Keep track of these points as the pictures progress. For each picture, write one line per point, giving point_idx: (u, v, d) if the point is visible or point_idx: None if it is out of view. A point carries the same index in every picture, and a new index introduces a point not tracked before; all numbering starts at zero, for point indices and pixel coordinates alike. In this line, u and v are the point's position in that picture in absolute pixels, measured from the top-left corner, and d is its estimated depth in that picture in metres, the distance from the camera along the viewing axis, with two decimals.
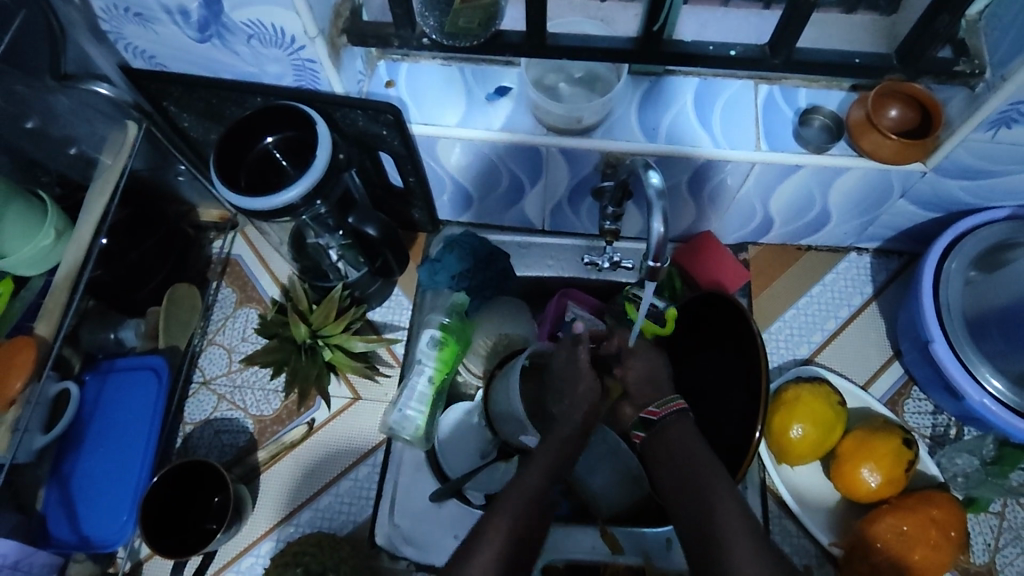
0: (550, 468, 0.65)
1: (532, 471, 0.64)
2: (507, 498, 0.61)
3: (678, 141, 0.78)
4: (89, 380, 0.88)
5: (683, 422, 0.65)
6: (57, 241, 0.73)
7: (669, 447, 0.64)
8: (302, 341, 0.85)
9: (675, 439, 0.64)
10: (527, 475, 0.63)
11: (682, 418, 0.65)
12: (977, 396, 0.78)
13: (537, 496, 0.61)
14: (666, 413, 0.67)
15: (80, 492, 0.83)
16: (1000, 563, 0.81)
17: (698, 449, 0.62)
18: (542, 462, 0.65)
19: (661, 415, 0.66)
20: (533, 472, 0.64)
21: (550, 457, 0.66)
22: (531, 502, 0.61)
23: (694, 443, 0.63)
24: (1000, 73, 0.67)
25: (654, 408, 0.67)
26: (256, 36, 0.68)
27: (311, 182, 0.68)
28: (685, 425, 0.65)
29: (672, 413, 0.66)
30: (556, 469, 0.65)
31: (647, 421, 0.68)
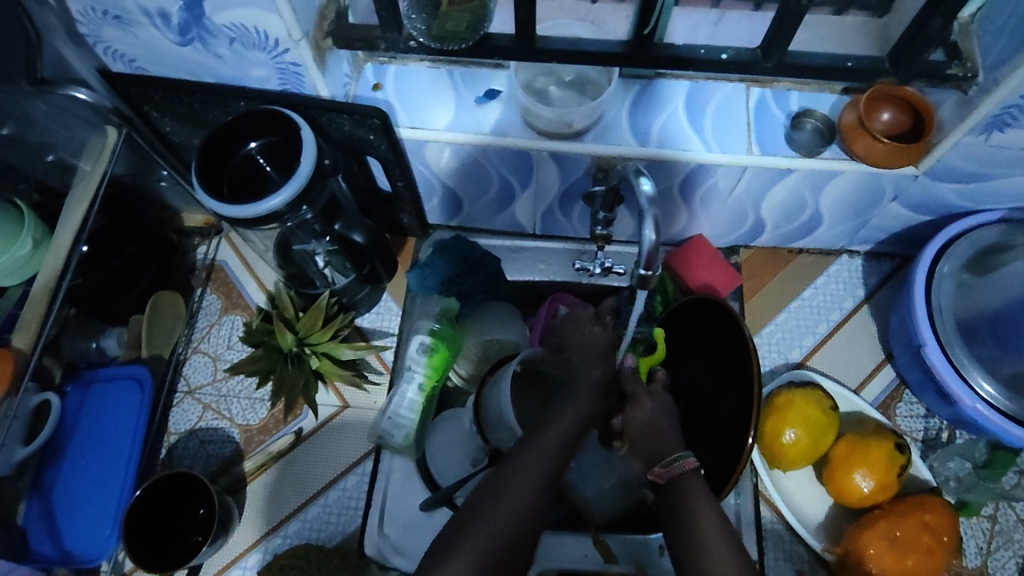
0: (561, 440, 0.62)
1: (542, 441, 0.61)
2: (518, 467, 0.58)
3: (669, 145, 0.77)
4: (69, 391, 0.86)
5: (693, 484, 0.61)
6: (35, 250, 0.71)
7: (673, 510, 0.60)
8: (289, 350, 0.83)
9: (681, 501, 0.60)
10: (535, 447, 0.61)
11: (691, 478, 0.61)
12: (970, 400, 0.78)
13: (551, 469, 0.59)
14: (670, 475, 0.62)
15: (62, 505, 0.81)
16: (992, 567, 0.81)
17: (702, 510, 0.59)
18: (555, 433, 0.62)
19: (667, 477, 0.62)
20: (545, 442, 0.61)
21: (563, 430, 0.63)
22: (543, 472, 0.58)
23: (700, 506, 0.59)
24: (993, 76, 0.67)
25: (658, 471, 0.63)
26: (239, 39, 0.66)
27: (294, 190, 0.66)
28: (695, 487, 0.60)
29: (680, 472, 0.62)
30: (568, 442, 0.62)
31: (655, 484, 0.63)
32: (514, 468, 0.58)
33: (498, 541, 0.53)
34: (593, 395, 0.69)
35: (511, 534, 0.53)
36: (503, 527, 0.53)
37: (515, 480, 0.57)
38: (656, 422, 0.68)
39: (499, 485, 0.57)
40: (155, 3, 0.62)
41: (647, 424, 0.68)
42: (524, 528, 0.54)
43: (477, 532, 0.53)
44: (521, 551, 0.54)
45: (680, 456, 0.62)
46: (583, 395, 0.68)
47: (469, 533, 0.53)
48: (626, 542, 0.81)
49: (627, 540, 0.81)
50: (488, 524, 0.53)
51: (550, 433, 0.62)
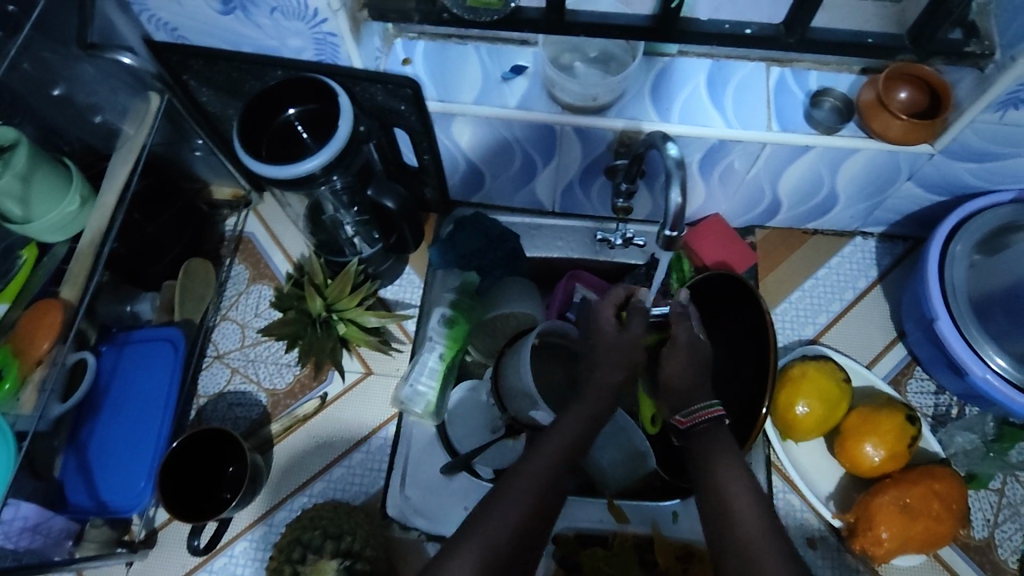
0: (573, 439, 0.62)
1: (554, 440, 0.61)
2: (527, 468, 0.58)
3: (691, 120, 0.79)
4: (105, 351, 0.88)
5: (714, 433, 0.63)
6: (82, 207, 0.74)
7: (697, 456, 0.62)
8: (318, 315, 0.86)
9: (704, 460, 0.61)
10: (546, 447, 0.61)
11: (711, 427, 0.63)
12: (980, 371, 0.79)
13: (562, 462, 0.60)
14: (693, 422, 0.64)
15: (97, 459, 0.84)
16: (999, 538, 0.83)
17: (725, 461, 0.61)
18: (565, 434, 0.62)
19: (690, 424, 0.65)
20: (554, 441, 0.61)
21: (573, 428, 0.63)
22: (551, 473, 0.58)
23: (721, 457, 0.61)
24: (1010, 54, 0.69)
25: (681, 417, 0.66)
26: (279, 8, 0.69)
27: (331, 154, 0.69)
28: (715, 436, 0.63)
29: (701, 422, 0.64)
30: (579, 442, 0.62)
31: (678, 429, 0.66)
32: (523, 467, 0.59)
33: (507, 537, 0.53)
34: (609, 382, 0.68)
35: (520, 529, 0.54)
36: (512, 523, 0.54)
37: (523, 480, 0.57)
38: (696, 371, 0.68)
39: (506, 484, 0.57)
40: None
41: (686, 374, 0.68)
42: (534, 526, 0.55)
43: (488, 528, 0.53)
44: (530, 548, 0.54)
45: (704, 405, 0.65)
46: (598, 387, 0.67)
47: (474, 530, 0.53)
48: (641, 508, 0.83)
49: (642, 507, 0.83)
50: (497, 522, 0.54)
51: (560, 432, 0.62)
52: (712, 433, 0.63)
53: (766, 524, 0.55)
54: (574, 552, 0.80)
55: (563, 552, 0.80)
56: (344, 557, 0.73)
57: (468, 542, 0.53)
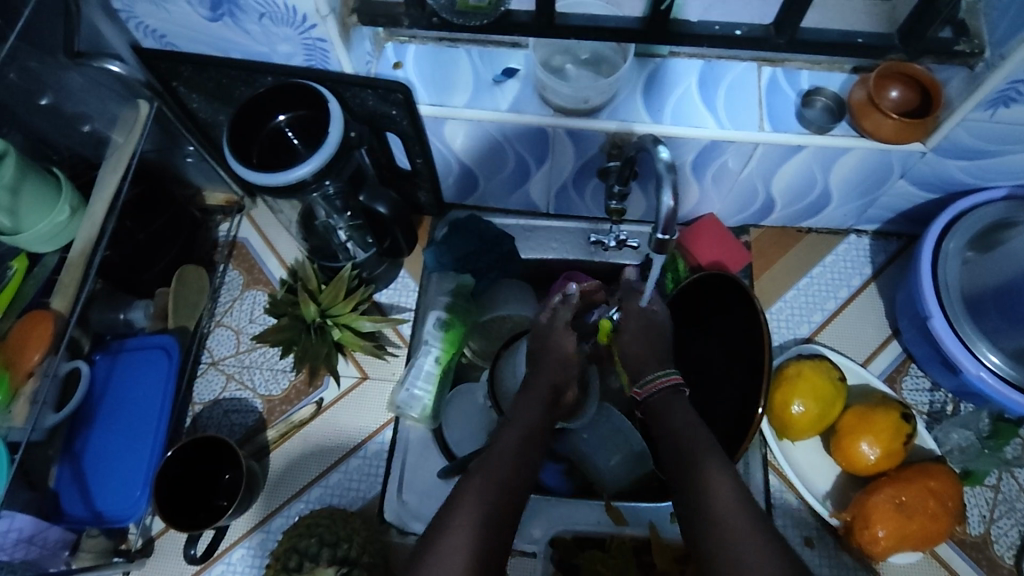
0: (526, 430, 0.62)
1: (507, 435, 0.61)
2: (485, 464, 0.58)
3: (683, 121, 0.79)
4: (98, 360, 0.88)
5: (673, 397, 0.65)
6: (72, 216, 0.74)
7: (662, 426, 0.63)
8: (312, 321, 0.86)
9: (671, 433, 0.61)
10: (500, 442, 0.60)
11: (668, 394, 0.65)
12: (974, 369, 0.79)
13: (528, 438, 0.62)
14: (651, 391, 0.66)
15: (92, 468, 0.83)
16: (995, 534, 0.83)
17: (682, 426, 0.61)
18: (517, 427, 0.62)
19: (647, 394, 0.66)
20: (508, 434, 0.61)
21: (525, 420, 0.63)
22: (509, 466, 0.58)
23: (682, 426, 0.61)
24: (1000, 52, 0.69)
25: (639, 388, 0.67)
26: (268, 15, 0.69)
27: (322, 160, 0.69)
28: (672, 402, 0.64)
29: (660, 389, 0.65)
30: (532, 432, 0.63)
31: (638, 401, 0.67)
32: (481, 465, 0.58)
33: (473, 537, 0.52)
34: (553, 376, 0.70)
35: (495, 515, 0.54)
36: (475, 522, 0.53)
37: (482, 478, 0.57)
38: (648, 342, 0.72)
39: (466, 484, 0.57)
40: None
41: (636, 346, 0.72)
42: (499, 522, 0.54)
43: (453, 531, 0.53)
44: (498, 545, 0.53)
45: (659, 375, 0.66)
46: (541, 379, 0.69)
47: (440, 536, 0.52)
48: (639, 510, 0.82)
49: (641, 509, 0.83)
50: (461, 525, 0.53)
51: (512, 425, 0.63)
52: (672, 397, 0.65)
53: (739, 494, 0.54)
54: (573, 556, 0.81)
55: (561, 555, 0.81)
56: (342, 564, 0.73)
57: (447, 527, 0.53)
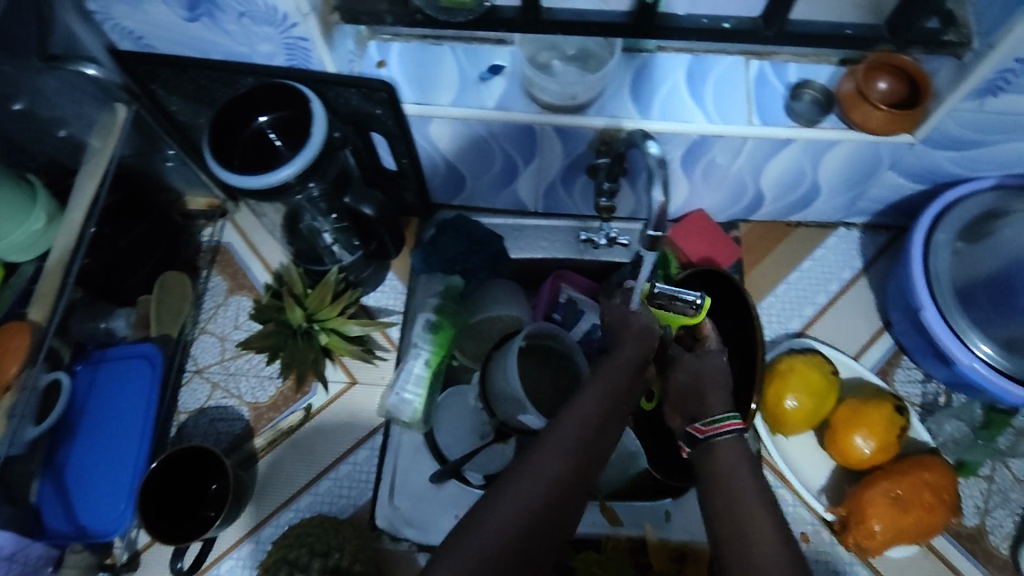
0: (592, 420, 0.57)
1: (559, 434, 0.55)
2: (526, 469, 0.54)
3: (672, 116, 0.78)
4: (80, 370, 0.86)
5: (736, 447, 0.58)
6: (48, 224, 0.72)
7: (710, 467, 0.58)
8: (298, 325, 0.84)
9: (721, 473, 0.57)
10: (548, 444, 0.55)
11: (735, 441, 0.58)
12: (968, 360, 0.79)
13: (605, 418, 0.58)
14: (711, 433, 0.59)
15: (74, 482, 0.81)
16: (990, 525, 0.83)
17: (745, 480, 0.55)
18: (572, 426, 0.56)
19: (707, 434, 0.59)
20: (559, 435, 0.55)
21: (582, 419, 0.57)
22: (553, 475, 0.53)
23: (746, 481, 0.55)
24: (988, 42, 0.68)
25: (701, 426, 0.60)
26: (247, 14, 0.67)
27: (306, 160, 0.67)
28: (736, 451, 0.58)
29: (726, 432, 0.59)
30: (590, 434, 0.56)
31: (693, 436, 0.61)
32: (521, 471, 0.54)
33: (496, 549, 0.49)
34: (622, 371, 0.62)
35: (551, 494, 0.52)
36: (501, 533, 0.50)
37: (532, 472, 0.53)
38: (697, 377, 0.66)
39: (502, 489, 0.53)
40: None
41: (687, 380, 0.66)
42: (529, 537, 0.51)
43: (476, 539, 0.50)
44: (533, 548, 0.51)
45: (725, 417, 0.59)
46: (611, 376, 0.61)
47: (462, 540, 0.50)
48: (633, 509, 0.82)
49: (634, 508, 0.82)
50: (487, 531, 0.50)
51: (567, 423, 0.57)
52: (734, 448, 0.58)
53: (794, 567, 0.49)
54: (569, 557, 0.79)
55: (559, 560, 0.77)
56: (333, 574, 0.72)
57: (498, 502, 0.51)
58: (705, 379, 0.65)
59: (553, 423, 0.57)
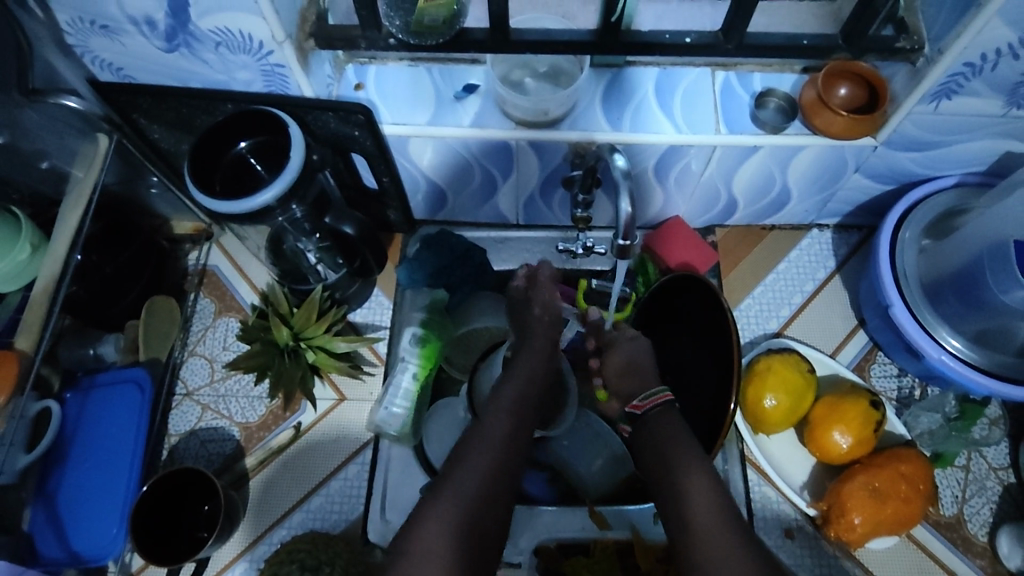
0: (525, 389, 0.68)
1: (490, 424, 0.62)
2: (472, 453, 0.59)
3: (642, 128, 0.81)
4: (70, 398, 0.87)
5: (665, 416, 0.70)
6: (33, 254, 0.73)
7: (651, 435, 0.68)
8: (285, 344, 0.85)
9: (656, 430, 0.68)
10: (484, 433, 0.61)
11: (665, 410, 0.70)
12: (936, 353, 0.82)
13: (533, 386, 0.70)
14: (649, 406, 0.71)
15: (66, 508, 0.82)
16: (968, 514, 0.85)
17: (675, 443, 0.65)
18: (508, 407, 0.64)
19: (645, 408, 0.71)
20: (490, 425, 0.62)
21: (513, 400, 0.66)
22: (494, 457, 0.59)
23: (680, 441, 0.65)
24: (938, 47, 0.71)
25: (638, 402, 0.72)
26: (224, 43, 0.70)
27: (285, 185, 0.69)
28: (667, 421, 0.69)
29: (655, 406, 0.70)
30: (515, 422, 0.64)
31: (632, 414, 0.72)
32: (465, 457, 0.59)
33: (459, 526, 0.53)
34: (531, 369, 0.72)
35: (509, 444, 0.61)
36: (462, 509, 0.54)
37: (491, 430, 0.62)
38: (634, 362, 0.79)
39: (454, 473, 0.57)
40: (141, 10, 0.66)
41: (625, 363, 0.79)
42: (484, 509, 0.55)
43: (439, 518, 0.53)
44: (504, 491, 0.58)
45: (656, 391, 0.71)
46: (523, 373, 0.71)
47: (424, 523, 0.53)
48: (621, 512, 0.83)
49: (622, 511, 0.83)
50: (447, 509, 0.54)
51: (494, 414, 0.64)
52: (665, 415, 0.70)
53: (719, 507, 0.57)
54: (557, 564, 0.81)
55: (546, 564, 0.81)
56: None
57: (468, 454, 0.59)
58: (638, 366, 0.79)
59: (494, 400, 0.66)
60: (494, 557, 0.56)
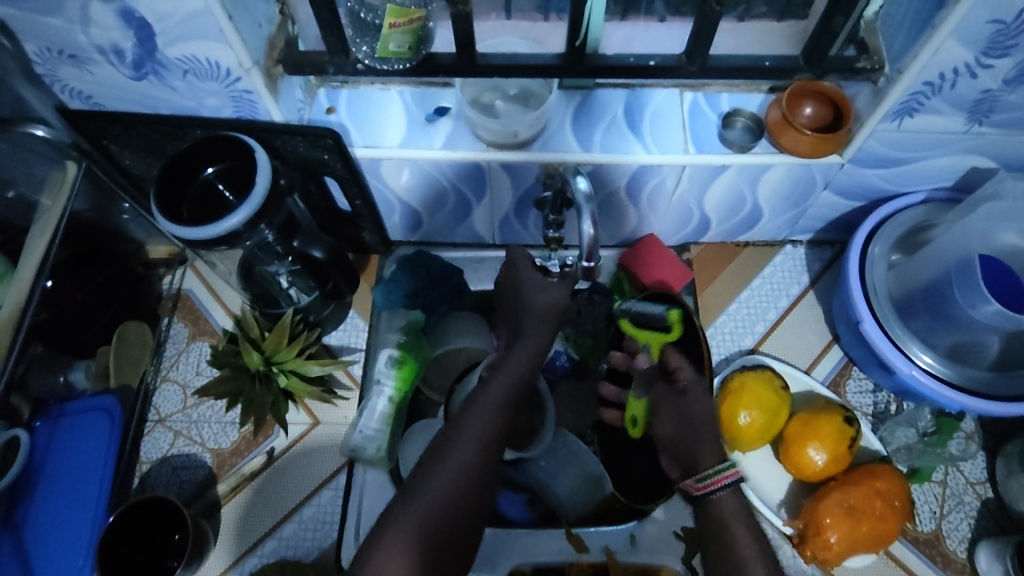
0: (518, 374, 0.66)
1: (474, 417, 0.61)
2: (443, 461, 0.57)
3: (612, 149, 0.82)
4: (39, 426, 0.86)
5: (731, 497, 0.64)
6: (0, 281, 0.73)
7: (712, 522, 0.63)
8: (256, 369, 0.84)
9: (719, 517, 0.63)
10: (460, 437, 0.59)
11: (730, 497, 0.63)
12: (907, 369, 0.82)
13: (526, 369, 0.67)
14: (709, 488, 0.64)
15: (33, 539, 0.80)
16: (946, 529, 0.85)
17: (745, 542, 0.60)
18: (494, 398, 0.63)
19: (705, 489, 0.64)
20: (468, 428, 0.60)
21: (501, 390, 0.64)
22: (467, 463, 0.57)
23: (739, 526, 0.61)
24: (897, 67, 0.72)
25: (697, 483, 0.65)
26: (191, 70, 0.71)
27: (251, 210, 0.69)
28: (731, 506, 0.63)
29: (719, 490, 0.63)
30: (496, 423, 0.61)
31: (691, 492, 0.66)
32: (435, 464, 0.57)
33: (425, 533, 0.53)
34: (521, 359, 0.68)
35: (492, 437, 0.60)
36: (428, 518, 0.54)
37: (475, 422, 0.60)
38: (686, 424, 0.72)
39: (423, 479, 0.56)
40: (108, 40, 0.67)
41: (675, 430, 0.73)
42: (450, 517, 0.55)
43: (403, 530, 0.53)
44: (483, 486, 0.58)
45: (717, 471, 0.64)
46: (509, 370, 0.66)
47: (392, 526, 0.53)
48: (600, 535, 0.82)
49: (601, 533, 0.82)
50: (419, 508, 0.54)
51: (476, 412, 0.61)
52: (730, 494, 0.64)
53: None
54: None
55: None
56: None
57: (446, 451, 0.58)
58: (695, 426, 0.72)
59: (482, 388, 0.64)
60: (466, 554, 0.57)
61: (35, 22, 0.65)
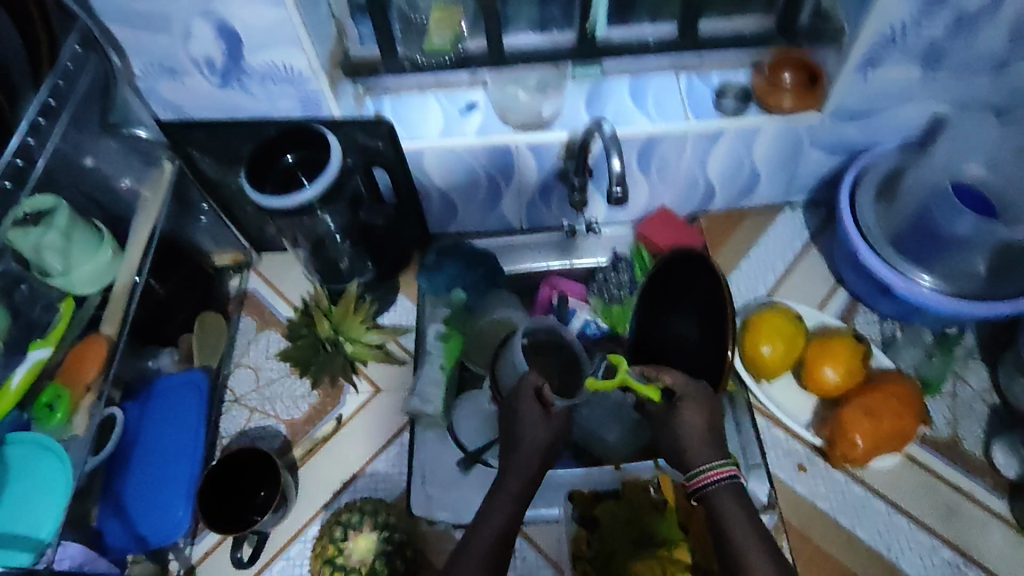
0: (534, 458, 0.77)
1: (496, 505, 0.74)
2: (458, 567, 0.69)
3: (622, 123, 0.95)
4: (132, 405, 0.97)
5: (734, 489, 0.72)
6: (114, 258, 0.86)
7: (716, 511, 0.71)
8: (326, 337, 0.99)
9: (720, 507, 0.71)
10: (486, 520, 0.72)
11: (724, 487, 0.72)
12: (903, 284, 0.92)
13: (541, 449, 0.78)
14: (702, 483, 0.72)
15: (133, 500, 0.90)
16: (963, 435, 0.92)
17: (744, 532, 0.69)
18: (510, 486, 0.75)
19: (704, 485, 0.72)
20: (490, 518, 0.73)
21: (517, 480, 0.76)
22: (491, 539, 0.71)
23: (733, 511, 0.71)
24: (855, 27, 0.86)
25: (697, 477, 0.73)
26: (269, 75, 0.84)
27: (325, 182, 0.82)
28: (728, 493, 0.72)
29: (713, 483, 0.72)
30: (504, 528, 0.72)
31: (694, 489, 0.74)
32: None
33: None
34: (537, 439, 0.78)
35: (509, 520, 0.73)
36: None
37: (497, 508, 0.73)
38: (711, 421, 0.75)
39: None
40: (203, 52, 0.81)
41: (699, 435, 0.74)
42: None
43: None
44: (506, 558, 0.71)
45: (714, 467, 0.72)
46: (502, 501, 0.74)
47: None
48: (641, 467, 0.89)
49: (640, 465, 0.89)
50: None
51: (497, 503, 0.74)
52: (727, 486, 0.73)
53: None
54: (591, 509, 0.87)
55: (582, 511, 0.86)
56: (382, 528, 0.84)
57: (475, 531, 0.72)
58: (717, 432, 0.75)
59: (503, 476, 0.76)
60: None
61: (146, 40, 0.79)
